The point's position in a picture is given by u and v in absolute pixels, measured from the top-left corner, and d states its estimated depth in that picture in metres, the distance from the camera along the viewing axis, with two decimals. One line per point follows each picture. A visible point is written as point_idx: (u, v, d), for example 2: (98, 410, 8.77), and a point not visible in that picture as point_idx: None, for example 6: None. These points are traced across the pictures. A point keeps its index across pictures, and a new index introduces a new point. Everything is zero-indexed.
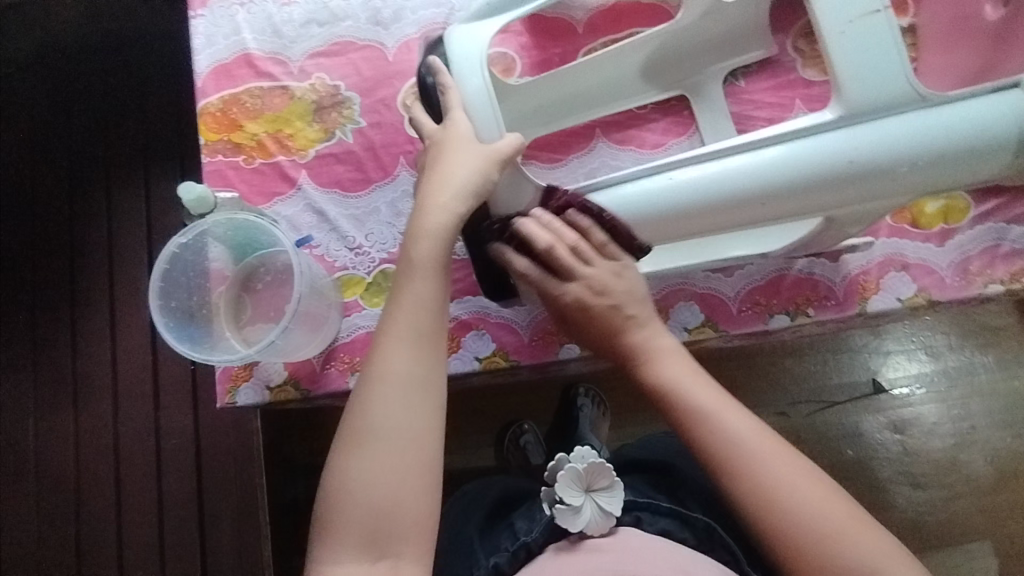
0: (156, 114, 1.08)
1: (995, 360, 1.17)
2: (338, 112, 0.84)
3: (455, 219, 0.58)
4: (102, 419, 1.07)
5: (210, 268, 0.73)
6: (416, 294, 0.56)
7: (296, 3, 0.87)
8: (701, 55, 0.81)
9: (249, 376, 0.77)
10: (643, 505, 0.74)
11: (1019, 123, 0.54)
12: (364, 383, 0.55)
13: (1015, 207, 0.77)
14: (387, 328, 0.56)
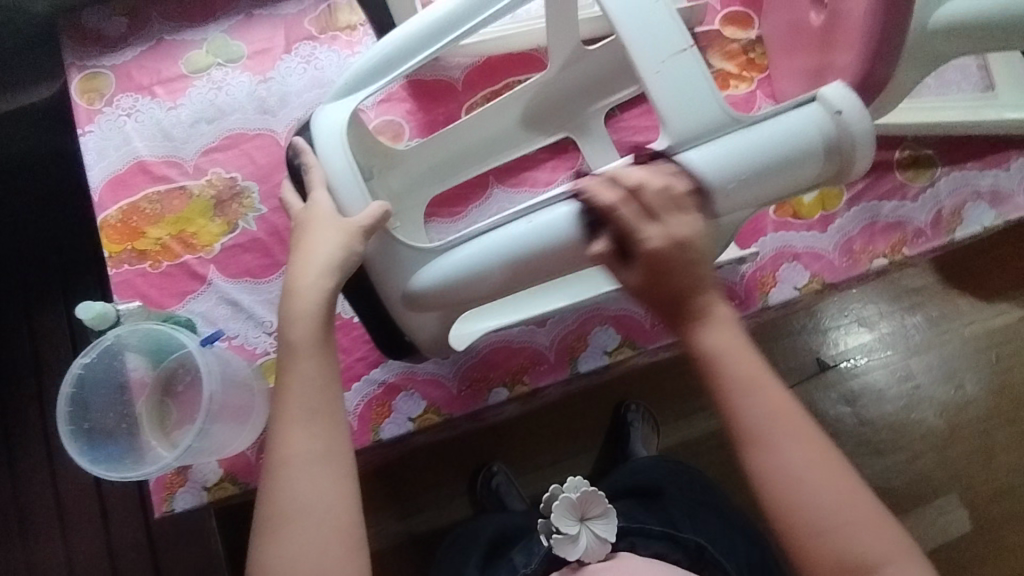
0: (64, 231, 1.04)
1: (925, 319, 1.17)
2: (238, 203, 0.86)
3: (327, 295, 0.59)
4: (52, 549, 1.01)
5: (123, 382, 0.72)
6: (304, 368, 0.57)
7: (181, 105, 0.89)
8: (578, 97, 0.85)
9: (184, 480, 0.77)
10: (635, 528, 0.72)
11: (821, 134, 0.57)
12: (271, 469, 0.55)
13: (882, 185, 0.83)
14: (281, 410, 0.57)
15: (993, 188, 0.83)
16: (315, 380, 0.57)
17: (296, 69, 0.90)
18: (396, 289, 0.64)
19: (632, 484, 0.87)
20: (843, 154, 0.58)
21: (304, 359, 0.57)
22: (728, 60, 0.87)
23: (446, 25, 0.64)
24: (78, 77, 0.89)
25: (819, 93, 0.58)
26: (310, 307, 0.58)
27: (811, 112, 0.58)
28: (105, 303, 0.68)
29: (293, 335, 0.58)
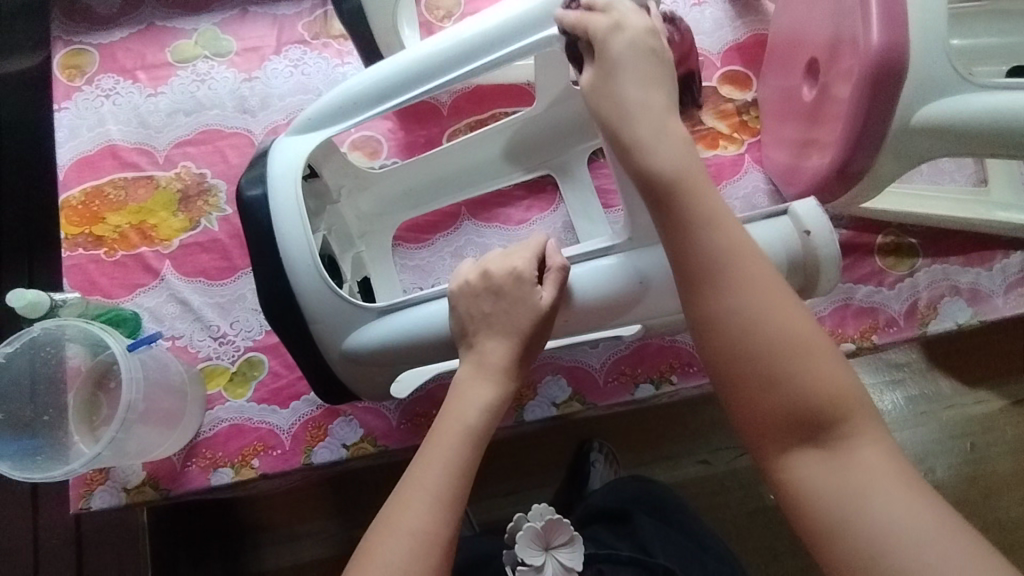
0: None
1: (901, 397, 1.12)
2: (204, 201, 0.84)
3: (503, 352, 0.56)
4: None
5: (54, 374, 0.71)
6: (445, 459, 0.51)
7: (162, 94, 0.88)
8: (564, 138, 0.81)
9: (105, 479, 0.75)
10: (602, 554, 0.67)
11: (785, 248, 0.59)
12: (374, 534, 0.49)
13: (860, 267, 0.81)
14: (412, 475, 0.51)
15: (973, 286, 0.80)
16: (451, 478, 0.50)
17: (282, 72, 0.88)
18: (334, 317, 0.62)
19: (600, 507, 0.78)
20: (807, 272, 0.59)
21: (452, 446, 0.52)
22: (721, 119, 0.85)
23: (423, 70, 0.63)
24: (63, 51, 0.89)
25: (791, 208, 0.60)
26: (476, 402, 0.54)
27: (781, 225, 0.59)
28: (38, 292, 0.68)
29: (446, 426, 0.53)
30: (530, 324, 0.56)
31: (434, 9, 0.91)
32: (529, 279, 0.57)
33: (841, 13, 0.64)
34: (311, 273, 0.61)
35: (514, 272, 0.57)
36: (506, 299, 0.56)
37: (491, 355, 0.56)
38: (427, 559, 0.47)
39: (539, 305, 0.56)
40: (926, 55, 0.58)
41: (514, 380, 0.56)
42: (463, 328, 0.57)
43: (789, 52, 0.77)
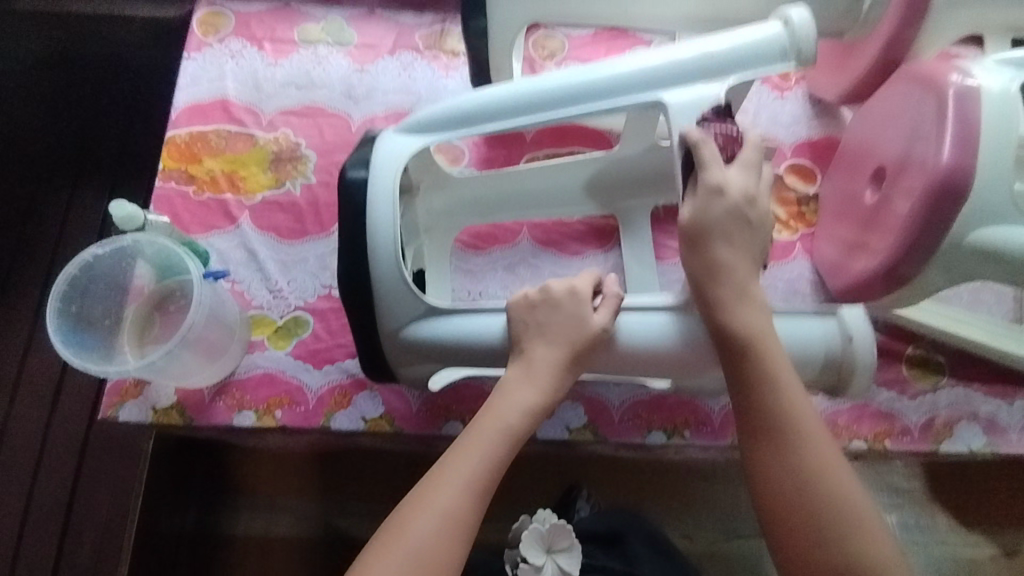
0: (118, 135, 1.11)
1: (897, 521, 1.12)
2: (293, 166, 0.91)
3: (556, 357, 0.63)
4: (34, 418, 1.02)
5: (121, 284, 0.76)
6: (481, 454, 0.59)
7: (281, 66, 0.96)
8: (634, 187, 0.87)
9: (138, 394, 0.79)
10: (597, 567, 0.78)
11: (826, 345, 0.69)
12: (437, 466, 0.59)
13: (885, 372, 0.84)
14: (471, 431, 0.60)
15: (992, 416, 0.82)
16: (485, 471, 0.58)
17: (391, 71, 0.96)
18: (399, 293, 0.67)
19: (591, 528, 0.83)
20: (844, 368, 0.69)
21: (505, 422, 0.61)
22: (781, 205, 0.90)
23: (535, 101, 0.69)
24: (205, 10, 0.99)
25: (841, 313, 0.70)
26: (522, 403, 0.61)
27: (829, 326, 0.70)
28: (137, 209, 0.76)
29: (502, 406, 0.61)
30: (578, 337, 0.63)
31: (541, 48, 0.99)
32: (585, 297, 0.64)
33: (916, 130, 0.69)
34: (388, 247, 0.66)
35: (573, 289, 0.65)
36: (563, 318, 0.64)
37: (540, 360, 0.63)
38: (452, 535, 0.55)
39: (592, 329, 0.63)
40: (988, 183, 0.63)
41: (557, 390, 0.63)
42: (521, 332, 0.65)
43: (857, 157, 0.82)
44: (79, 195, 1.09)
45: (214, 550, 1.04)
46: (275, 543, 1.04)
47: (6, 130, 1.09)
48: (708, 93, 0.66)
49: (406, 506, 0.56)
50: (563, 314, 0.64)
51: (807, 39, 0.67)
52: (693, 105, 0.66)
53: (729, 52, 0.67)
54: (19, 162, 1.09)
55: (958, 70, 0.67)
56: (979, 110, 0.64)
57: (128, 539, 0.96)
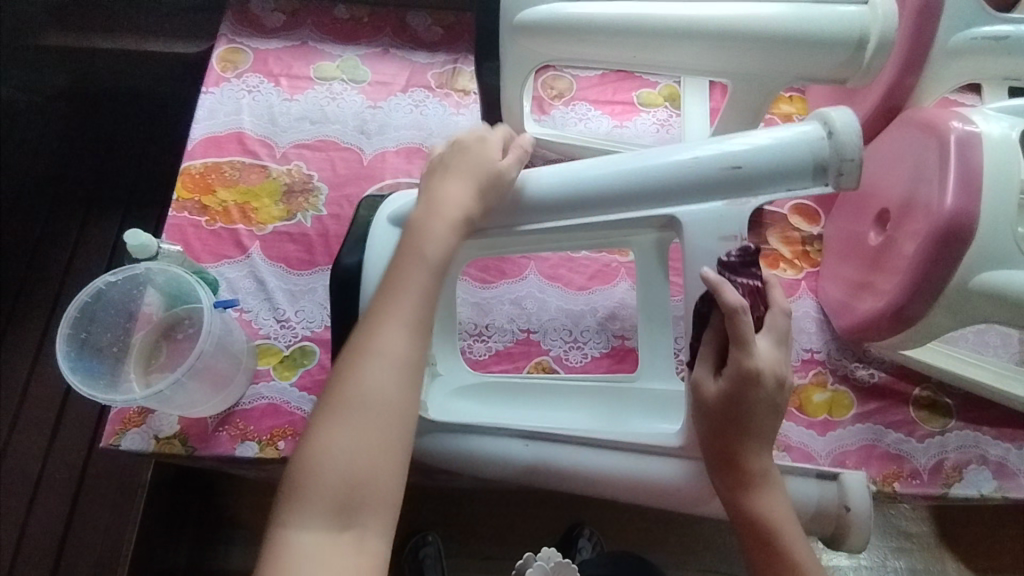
0: (135, 169, 1.15)
1: (907, 568, 1.09)
2: (305, 198, 0.92)
3: (465, 199, 0.63)
4: (34, 445, 1.01)
5: (131, 312, 0.77)
6: (416, 289, 0.58)
7: (297, 101, 0.99)
8: None
9: (141, 422, 0.79)
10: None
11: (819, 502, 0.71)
12: (355, 354, 0.55)
13: (893, 413, 0.83)
14: (387, 308, 0.57)
15: (1001, 460, 0.81)
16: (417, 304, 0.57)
17: (403, 108, 0.99)
18: None
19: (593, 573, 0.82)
20: (837, 524, 0.71)
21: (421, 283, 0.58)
22: (786, 245, 0.91)
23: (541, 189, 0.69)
24: (225, 46, 1.02)
25: (843, 478, 0.73)
26: (442, 232, 0.61)
27: (828, 486, 0.72)
28: (152, 238, 0.75)
29: (414, 253, 0.59)
30: (486, 170, 0.64)
31: (549, 88, 1.01)
32: (495, 145, 0.66)
33: (919, 174, 0.71)
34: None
35: (481, 137, 0.67)
36: (466, 154, 0.65)
37: (455, 193, 0.63)
38: (402, 375, 0.55)
39: (494, 158, 0.65)
40: (991, 226, 0.64)
41: (467, 219, 0.63)
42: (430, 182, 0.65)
43: (860, 199, 0.83)
44: (94, 222, 1.12)
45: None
46: None
47: (27, 163, 1.11)
48: (733, 215, 0.62)
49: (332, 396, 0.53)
50: (470, 158, 0.65)
51: (853, 162, 0.61)
52: (705, 216, 0.63)
53: (766, 173, 0.62)
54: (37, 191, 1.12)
55: (958, 117, 0.69)
56: (981, 154, 0.65)
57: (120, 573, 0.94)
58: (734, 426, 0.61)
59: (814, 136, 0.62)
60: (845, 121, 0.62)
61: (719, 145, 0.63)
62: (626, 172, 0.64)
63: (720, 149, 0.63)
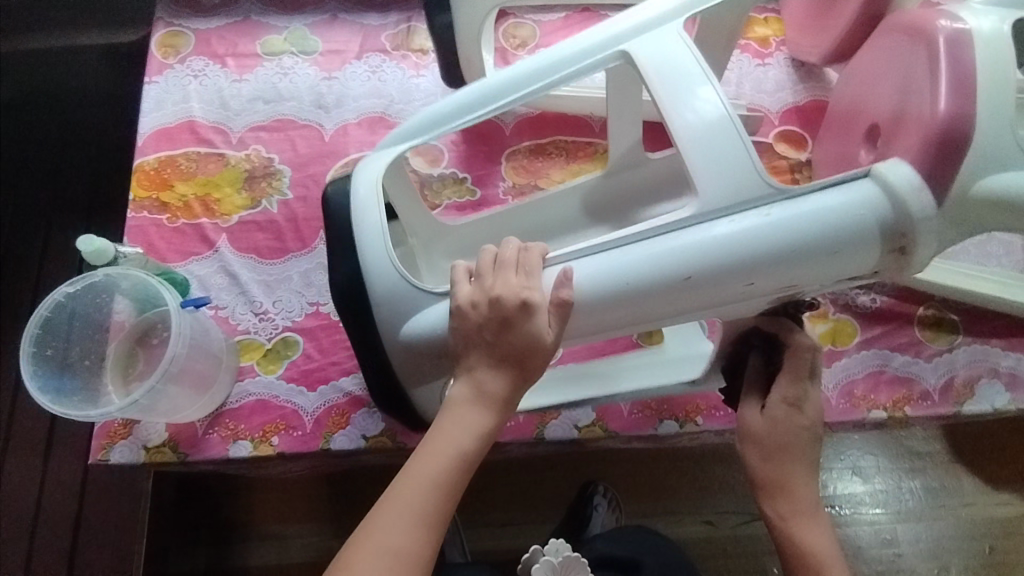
0: (89, 167, 1.07)
1: (922, 488, 1.09)
2: (268, 183, 0.88)
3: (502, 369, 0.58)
4: (31, 468, 0.99)
5: (98, 322, 0.74)
6: (443, 458, 0.55)
7: (246, 81, 0.93)
8: None
9: (128, 434, 0.76)
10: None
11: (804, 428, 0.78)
12: (384, 498, 0.53)
13: (899, 336, 0.81)
14: (420, 452, 0.55)
15: (1013, 371, 0.79)
16: (445, 474, 0.54)
17: (360, 75, 0.93)
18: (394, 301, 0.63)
19: (609, 555, 0.82)
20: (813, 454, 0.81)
21: (456, 437, 0.56)
22: (774, 174, 0.86)
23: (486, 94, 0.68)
24: (163, 31, 0.96)
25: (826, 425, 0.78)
26: (474, 407, 0.57)
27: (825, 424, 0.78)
28: (106, 242, 0.72)
29: (453, 414, 0.57)
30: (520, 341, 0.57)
31: (511, 37, 0.96)
32: (531, 313, 0.57)
33: (908, 82, 0.67)
34: (380, 259, 0.65)
35: (520, 301, 0.57)
36: (505, 321, 0.57)
37: (490, 383, 0.57)
38: (417, 542, 0.52)
39: (528, 316, 0.56)
40: (991, 128, 0.61)
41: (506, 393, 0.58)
42: (459, 347, 0.59)
43: (847, 118, 0.79)
44: (53, 231, 1.06)
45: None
46: (295, 569, 1.02)
47: None
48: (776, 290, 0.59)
49: (355, 539, 0.52)
50: (509, 329, 0.57)
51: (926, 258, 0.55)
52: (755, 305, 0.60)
53: (832, 270, 0.56)
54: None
55: (946, 16, 0.64)
56: (973, 53, 0.61)
57: None
58: (782, 452, 0.60)
59: (887, 223, 0.54)
60: (919, 199, 0.54)
61: (785, 239, 0.55)
62: (682, 297, 0.58)
63: (776, 244, 0.55)
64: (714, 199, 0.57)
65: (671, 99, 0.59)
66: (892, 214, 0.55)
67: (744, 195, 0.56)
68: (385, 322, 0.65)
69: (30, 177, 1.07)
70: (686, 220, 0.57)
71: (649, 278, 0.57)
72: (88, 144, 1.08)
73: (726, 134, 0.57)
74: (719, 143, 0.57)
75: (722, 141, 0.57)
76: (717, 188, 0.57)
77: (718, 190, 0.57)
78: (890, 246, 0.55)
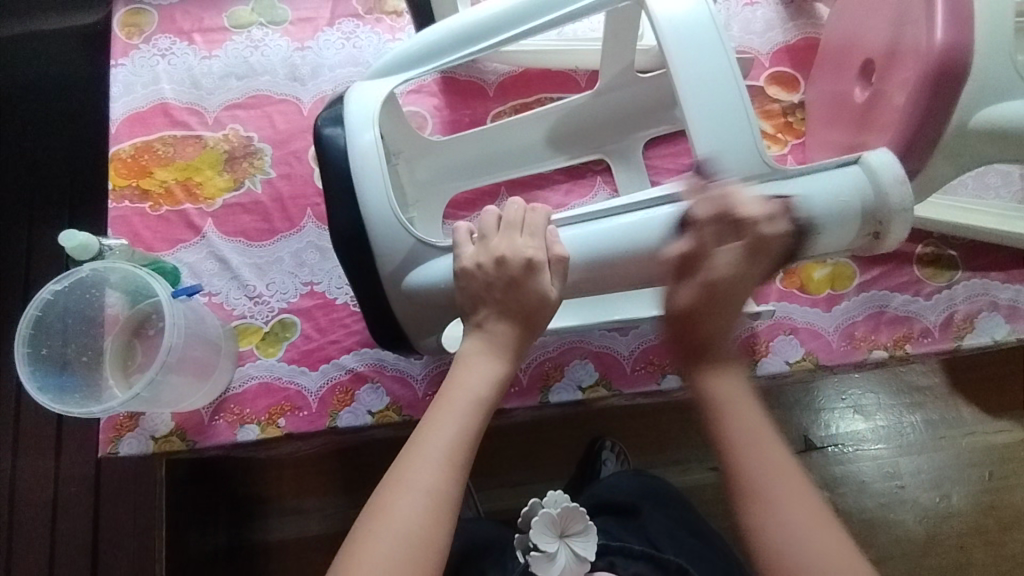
0: (65, 156, 1.04)
1: (922, 421, 1.11)
2: (249, 163, 0.85)
3: (510, 329, 0.57)
4: (44, 463, 1.00)
5: (90, 318, 0.72)
6: (457, 428, 0.52)
7: (216, 57, 0.89)
8: (619, 125, 0.82)
9: (134, 426, 0.76)
10: (615, 548, 0.73)
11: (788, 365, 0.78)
12: (407, 447, 0.52)
13: (897, 276, 0.80)
14: (440, 400, 0.54)
15: (1012, 303, 0.79)
16: (456, 442, 0.52)
17: (334, 44, 0.90)
18: (390, 278, 0.62)
19: (608, 499, 0.84)
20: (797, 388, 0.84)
21: (474, 387, 0.54)
22: (767, 118, 0.84)
23: (483, 29, 0.64)
24: (124, 9, 0.91)
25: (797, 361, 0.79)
26: (489, 375, 0.55)
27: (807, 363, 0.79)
28: (89, 235, 0.70)
29: (468, 364, 0.55)
30: (528, 309, 0.57)
31: None
32: (536, 271, 0.57)
33: (902, 14, 0.64)
34: (383, 208, 0.60)
35: (527, 262, 0.56)
36: (512, 281, 0.56)
37: (497, 338, 0.56)
38: (438, 514, 0.49)
39: (528, 275, 0.56)
40: (986, 58, 0.59)
41: (518, 355, 0.57)
42: (465, 304, 0.58)
43: (841, 54, 0.76)
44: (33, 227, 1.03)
45: (250, 561, 1.07)
46: (314, 541, 1.07)
47: None
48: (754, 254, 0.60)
49: (382, 487, 0.50)
50: (515, 291, 0.56)
51: (899, 242, 0.58)
52: None
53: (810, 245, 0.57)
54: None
55: None
56: None
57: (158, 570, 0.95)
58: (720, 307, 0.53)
59: (867, 211, 0.57)
60: (900, 190, 0.56)
61: None
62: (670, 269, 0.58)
63: None
64: (714, 175, 0.55)
65: (683, 65, 0.55)
66: (873, 201, 0.57)
67: (741, 170, 0.55)
68: (382, 301, 0.64)
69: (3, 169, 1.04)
70: (684, 191, 0.56)
71: (643, 248, 0.58)
72: (58, 131, 1.05)
73: (734, 110, 0.55)
74: (727, 117, 0.55)
75: (726, 88, 0.55)
76: (719, 166, 0.55)
77: (718, 156, 0.55)
78: (865, 229, 0.58)
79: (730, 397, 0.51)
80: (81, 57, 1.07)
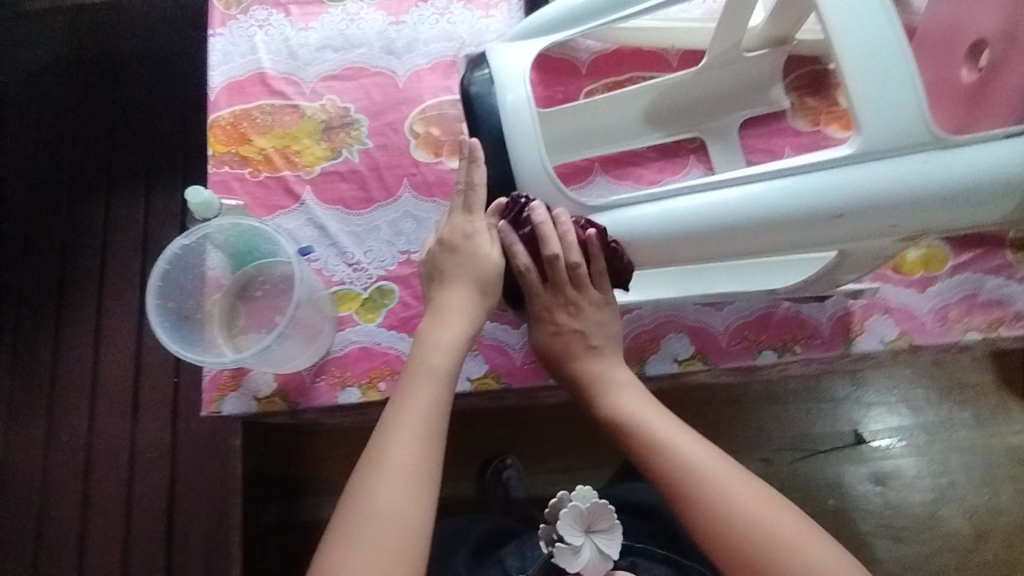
0: (151, 127, 1.09)
1: (973, 417, 1.12)
2: (346, 133, 0.86)
3: (477, 293, 0.66)
4: (118, 427, 1.02)
5: (202, 275, 0.73)
6: (428, 397, 0.60)
7: (313, 29, 0.90)
8: (720, 103, 0.83)
9: (237, 386, 0.77)
10: (639, 549, 0.77)
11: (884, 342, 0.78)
12: (390, 412, 0.59)
13: (990, 260, 0.81)
14: (412, 368, 0.62)
15: None
16: (433, 407, 0.59)
17: (428, 19, 0.91)
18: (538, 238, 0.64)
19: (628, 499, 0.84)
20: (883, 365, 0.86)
21: (439, 349, 0.62)
22: None
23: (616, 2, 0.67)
24: None
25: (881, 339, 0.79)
26: (451, 341, 0.63)
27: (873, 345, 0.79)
28: (214, 194, 0.72)
29: (432, 334, 0.63)
30: (483, 275, 0.66)
31: None
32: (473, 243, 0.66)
33: None
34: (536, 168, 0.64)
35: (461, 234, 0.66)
36: (466, 254, 0.66)
37: (451, 301, 0.65)
38: (417, 488, 0.55)
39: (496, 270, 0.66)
40: None
41: (473, 316, 0.65)
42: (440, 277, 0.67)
43: (941, 38, 0.77)
44: (112, 196, 1.08)
45: None
46: None
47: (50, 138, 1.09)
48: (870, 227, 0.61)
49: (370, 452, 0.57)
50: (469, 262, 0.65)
51: None
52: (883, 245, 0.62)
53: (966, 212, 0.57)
54: (45, 165, 1.09)
55: None
56: None
57: (230, 538, 0.96)
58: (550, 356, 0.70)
59: None
60: None
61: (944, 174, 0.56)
62: (826, 232, 0.58)
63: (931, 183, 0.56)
64: (873, 140, 0.56)
65: (847, 28, 0.57)
66: None
67: (905, 134, 0.56)
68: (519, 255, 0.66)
69: (96, 138, 1.09)
70: (844, 158, 0.57)
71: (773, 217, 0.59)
72: (146, 104, 1.10)
73: (901, 76, 0.56)
74: (891, 80, 0.56)
75: (891, 55, 0.56)
76: (877, 127, 0.56)
77: (879, 124, 0.56)
78: None
79: (623, 402, 0.66)
80: (177, 34, 1.12)
